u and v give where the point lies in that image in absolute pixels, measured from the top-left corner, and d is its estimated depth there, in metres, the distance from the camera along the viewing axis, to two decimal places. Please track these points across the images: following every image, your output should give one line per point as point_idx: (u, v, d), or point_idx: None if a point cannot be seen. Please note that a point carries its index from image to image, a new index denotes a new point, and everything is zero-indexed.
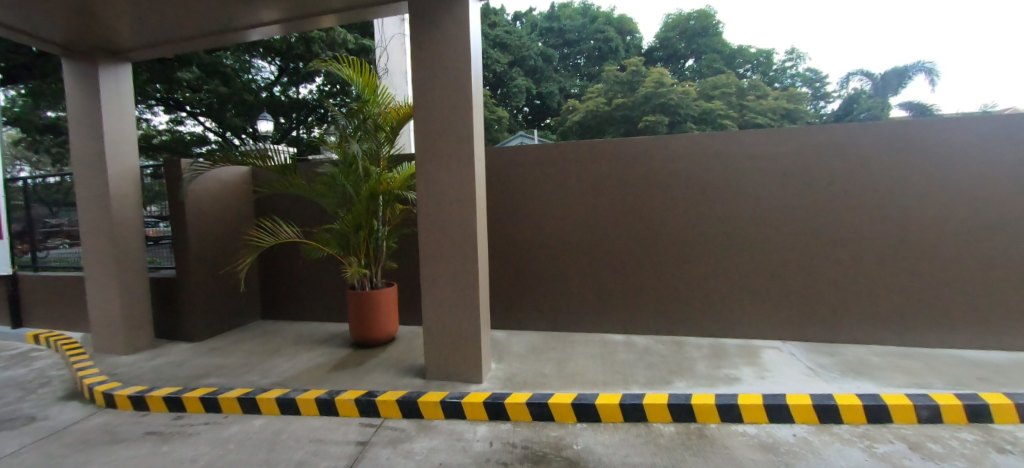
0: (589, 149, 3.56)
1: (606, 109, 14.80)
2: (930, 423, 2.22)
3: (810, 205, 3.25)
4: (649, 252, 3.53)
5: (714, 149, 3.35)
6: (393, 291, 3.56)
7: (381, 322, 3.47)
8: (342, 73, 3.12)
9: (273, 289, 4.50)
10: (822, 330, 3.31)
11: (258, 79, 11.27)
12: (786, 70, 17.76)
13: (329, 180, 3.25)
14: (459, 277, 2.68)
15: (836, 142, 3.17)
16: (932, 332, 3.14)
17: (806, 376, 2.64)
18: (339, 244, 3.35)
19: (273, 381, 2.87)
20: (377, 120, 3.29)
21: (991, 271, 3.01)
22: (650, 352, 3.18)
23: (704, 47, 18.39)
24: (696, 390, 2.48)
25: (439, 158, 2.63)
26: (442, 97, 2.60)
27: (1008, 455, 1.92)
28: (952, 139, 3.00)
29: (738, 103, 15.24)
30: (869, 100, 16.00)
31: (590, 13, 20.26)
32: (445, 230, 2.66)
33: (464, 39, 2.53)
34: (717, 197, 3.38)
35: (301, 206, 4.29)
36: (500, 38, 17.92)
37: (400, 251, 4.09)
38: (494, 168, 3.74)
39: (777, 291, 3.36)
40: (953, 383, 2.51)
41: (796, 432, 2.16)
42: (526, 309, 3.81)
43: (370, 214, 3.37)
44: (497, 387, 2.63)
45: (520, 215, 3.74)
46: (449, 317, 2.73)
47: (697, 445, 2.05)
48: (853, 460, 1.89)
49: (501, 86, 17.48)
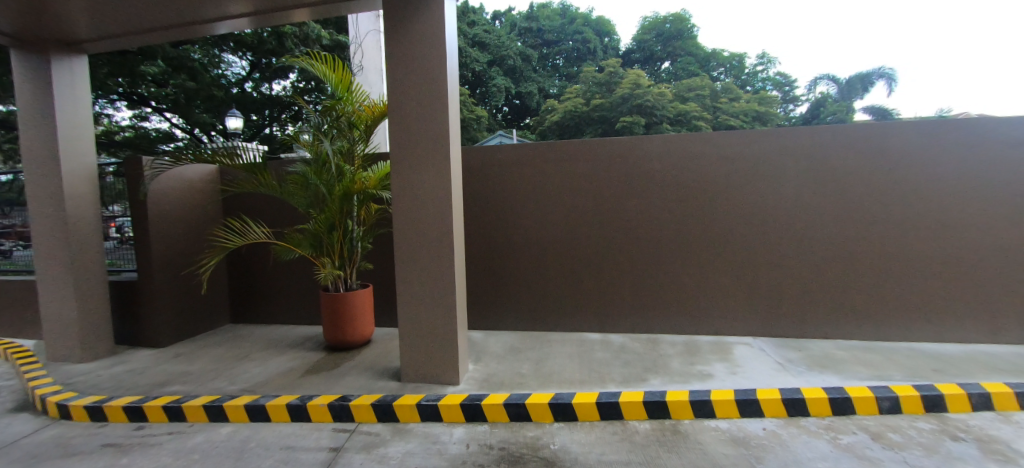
0: (566, 149, 3.57)
1: (583, 109, 14.95)
2: (891, 413, 2.31)
3: (779, 204, 3.35)
4: (625, 251, 3.57)
5: (687, 149, 3.42)
6: (368, 293, 3.47)
7: (355, 324, 3.38)
8: (314, 69, 3.04)
9: (243, 291, 4.34)
10: (790, 325, 3.41)
11: (228, 75, 10.82)
12: (758, 74, 18.30)
13: (300, 179, 3.15)
14: (434, 277, 2.64)
15: (802, 143, 3.28)
16: (893, 326, 3.28)
17: (775, 371, 2.72)
18: (311, 244, 3.26)
19: (242, 388, 2.76)
20: (350, 119, 3.23)
21: (945, 267, 3.17)
22: (626, 350, 3.21)
23: (679, 49, 18.79)
24: (670, 387, 2.51)
25: (415, 156, 2.58)
26: (417, 94, 2.56)
27: (961, 442, 2.02)
28: (909, 142, 3.14)
29: (712, 105, 15.63)
30: (835, 104, 16.69)
31: (569, 14, 20.42)
32: (420, 230, 2.62)
33: (439, 36, 2.49)
34: (690, 197, 3.45)
35: (273, 206, 4.16)
36: (479, 37, 17.85)
37: (376, 252, 4.01)
38: (471, 168, 3.70)
39: (748, 289, 3.45)
40: (911, 374, 2.62)
41: (766, 425, 2.22)
42: (503, 309, 3.80)
43: (344, 214, 3.28)
44: (474, 388, 2.61)
45: (497, 215, 3.72)
46: (426, 318, 2.68)
47: (671, 441, 2.08)
48: (819, 452, 1.95)
49: (480, 86, 17.49)
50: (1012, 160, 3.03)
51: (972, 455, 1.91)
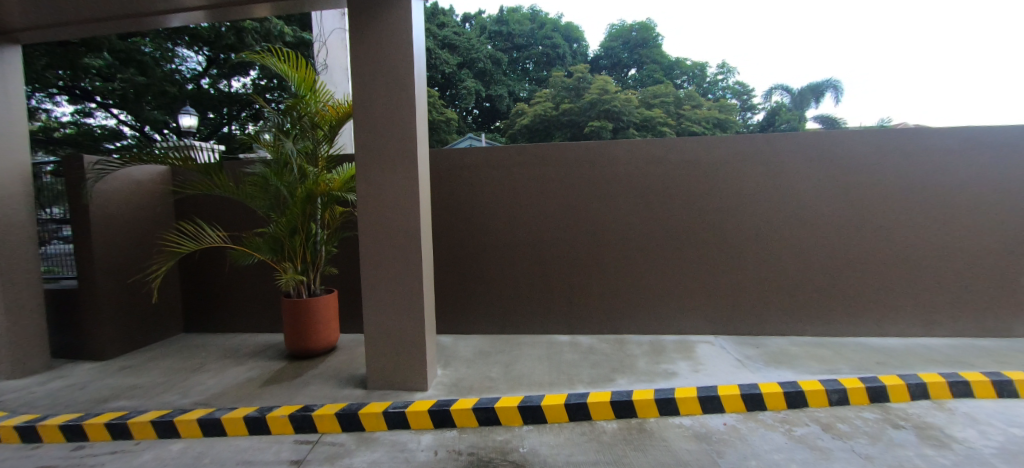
0: (535, 152, 3.59)
1: (553, 113, 15.15)
2: (839, 405, 2.45)
3: (737, 208, 3.49)
4: (593, 254, 3.63)
5: (652, 154, 3.51)
6: (333, 299, 3.36)
7: (319, 331, 3.26)
8: (275, 66, 2.95)
9: (198, 299, 4.11)
10: (748, 323, 3.56)
11: (182, 70, 10.30)
12: (719, 82, 19.14)
13: (259, 181, 3.02)
14: (402, 281, 2.59)
15: (758, 150, 3.44)
16: (841, 322, 3.48)
17: (735, 367, 2.83)
18: (271, 248, 3.12)
19: (195, 401, 2.61)
20: (313, 119, 3.14)
21: (885, 267, 3.41)
22: (595, 351, 3.26)
23: (645, 57, 19.37)
24: (636, 386, 2.57)
25: (381, 159, 2.53)
26: (384, 95, 2.51)
27: (902, 430, 2.16)
28: (854, 150, 3.36)
29: (676, 112, 16.21)
30: (789, 113, 17.69)
31: (538, 19, 20.65)
32: (386, 234, 2.56)
33: (407, 37, 2.46)
34: (655, 200, 3.54)
35: (230, 209, 3.97)
36: (448, 40, 17.77)
37: (341, 256, 3.90)
38: (440, 170, 3.66)
39: (709, 289, 3.57)
40: (858, 368, 2.80)
41: (726, 420, 2.30)
42: (473, 312, 3.77)
43: (307, 217, 3.17)
44: (443, 393, 2.57)
45: (466, 218, 3.70)
46: (392, 324, 2.62)
47: (638, 440, 2.12)
48: (775, 444, 2.05)
49: (450, 88, 17.44)
50: (942, 168, 3.31)
51: (911, 441, 2.05)
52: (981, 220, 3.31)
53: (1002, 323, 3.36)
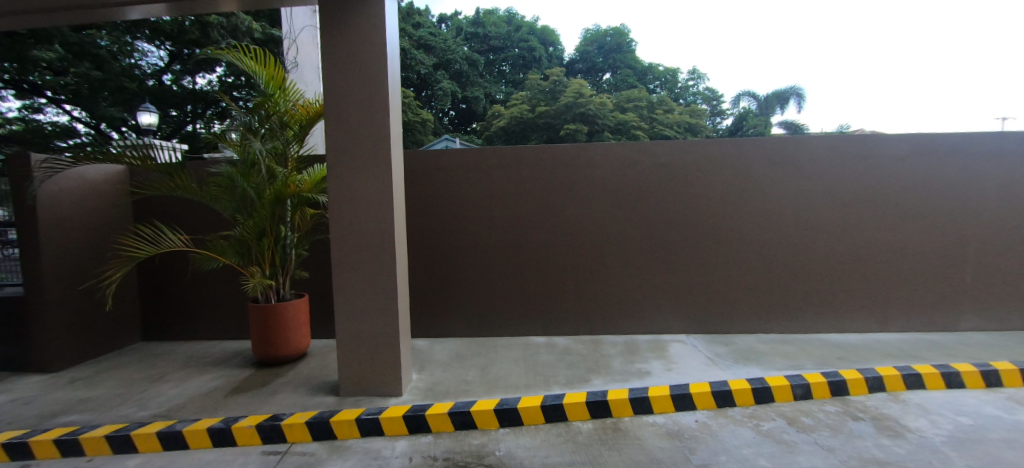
0: (511, 154, 3.59)
1: (529, 116, 15.22)
2: (803, 399, 2.55)
3: (707, 209, 3.59)
4: (568, 255, 3.66)
5: (626, 157, 3.57)
6: (303, 303, 3.27)
7: (289, 337, 3.15)
8: (242, 63, 2.85)
9: (158, 305, 3.92)
10: (718, 322, 3.67)
11: (142, 65, 9.85)
12: (690, 88, 19.71)
13: (224, 182, 2.90)
14: (375, 285, 2.53)
15: (726, 153, 3.55)
16: (804, 319, 3.63)
17: (705, 365, 2.91)
18: (237, 252, 3.00)
19: (154, 413, 2.47)
20: (282, 118, 3.05)
21: (844, 266, 3.58)
22: (571, 352, 3.29)
23: (619, 62, 19.73)
24: (611, 386, 2.60)
25: (354, 160, 2.47)
26: (357, 94, 2.45)
27: (860, 422, 2.27)
28: (815, 154, 3.51)
29: (649, 116, 16.59)
30: (755, 118, 18.41)
31: (514, 22, 20.74)
32: (359, 237, 2.51)
33: (380, 37, 2.42)
34: (629, 202, 3.61)
35: (193, 211, 3.80)
36: (424, 40, 17.62)
37: (312, 259, 3.79)
38: (414, 172, 3.62)
39: (681, 289, 3.66)
40: (820, 363, 2.92)
41: (698, 418, 2.36)
42: (448, 316, 3.73)
43: (276, 219, 3.06)
44: (418, 398, 2.53)
45: (441, 220, 3.66)
46: (365, 328, 2.56)
47: (612, 439, 2.15)
48: (743, 439, 2.11)
49: (425, 88, 17.29)
50: (895, 172, 3.50)
51: (869, 432, 2.15)
52: (929, 221, 3.52)
53: (948, 318, 3.59)
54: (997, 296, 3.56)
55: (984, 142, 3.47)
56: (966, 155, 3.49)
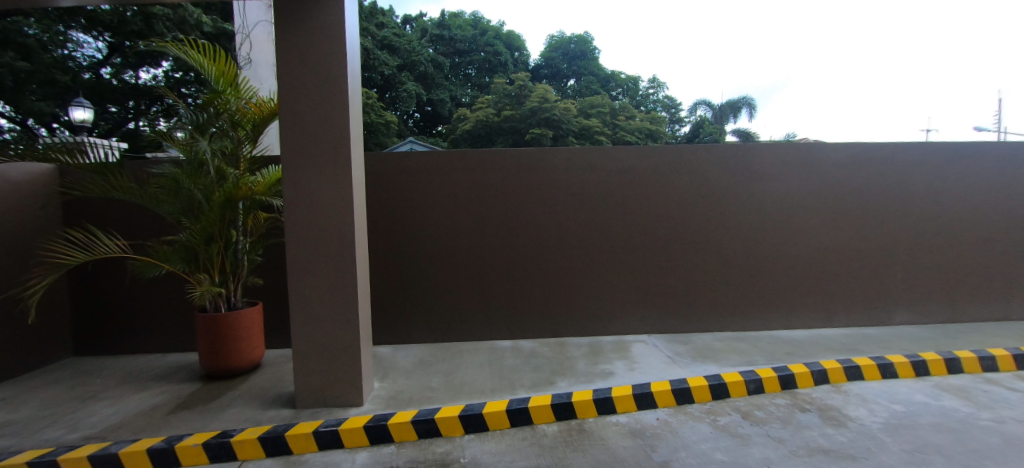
0: (475, 157, 3.58)
1: (494, 119, 15.27)
2: (756, 394, 2.68)
3: (665, 213, 3.72)
4: (533, 258, 3.68)
5: (588, 161, 3.65)
6: (257, 311, 3.10)
7: (240, 348, 2.97)
8: (189, 58, 2.68)
9: (92, 317, 3.60)
10: (678, 322, 3.79)
11: (77, 57, 9.12)
12: (650, 96, 20.39)
13: (169, 183, 2.71)
14: (334, 291, 2.44)
15: (682, 159, 3.69)
16: (756, 318, 3.82)
17: (666, 364, 3.00)
18: (183, 258, 2.79)
19: (86, 435, 2.26)
20: (233, 116, 2.89)
21: (791, 267, 3.80)
22: (536, 355, 3.30)
23: (583, 69, 20.19)
24: (576, 388, 2.62)
25: (311, 161, 2.38)
26: (315, 94, 2.36)
27: (808, 413, 2.41)
28: (763, 161, 3.72)
29: (612, 122, 17.04)
30: (711, 126, 19.32)
31: (480, 26, 20.80)
32: (317, 242, 2.41)
33: (339, 35, 2.35)
34: (593, 206, 3.68)
35: (133, 214, 3.54)
36: (387, 40, 17.35)
37: (267, 265, 3.61)
38: (376, 174, 3.53)
39: (642, 290, 3.76)
40: (771, 358, 3.08)
41: (659, 415, 2.43)
42: (412, 321, 3.65)
43: (226, 223, 2.89)
44: (380, 408, 2.45)
45: (405, 224, 3.59)
46: (324, 337, 2.46)
47: (577, 440, 2.16)
48: (701, 434, 2.18)
49: (389, 90, 17.04)
50: (833, 178, 3.76)
51: (815, 422, 2.28)
52: (864, 224, 3.81)
53: (882, 313, 3.88)
54: (924, 292, 3.89)
55: (909, 151, 3.80)
56: (894, 163, 3.79)
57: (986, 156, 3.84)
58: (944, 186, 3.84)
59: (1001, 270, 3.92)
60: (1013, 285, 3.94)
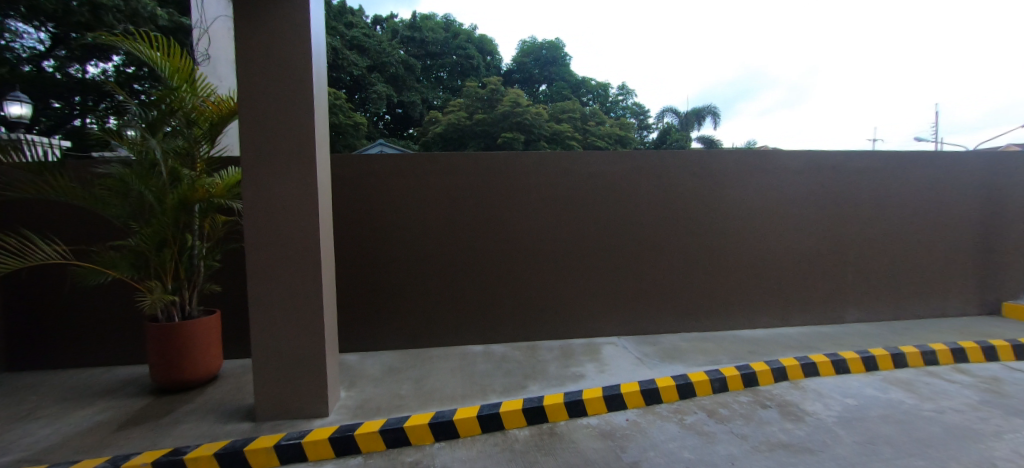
0: (446, 161, 3.54)
1: (466, 123, 15.22)
2: (721, 392, 2.77)
3: (633, 216, 3.80)
4: (505, 262, 3.67)
5: (559, 166, 3.68)
6: (214, 320, 2.94)
7: (196, 360, 2.81)
8: (140, 52, 2.54)
9: (29, 329, 3.32)
10: (646, 324, 3.87)
11: (15, 48, 8.46)
12: (619, 102, 20.90)
13: (117, 185, 2.54)
14: (298, 298, 2.35)
15: (650, 164, 3.79)
16: (720, 318, 3.96)
17: (636, 365, 3.05)
18: (132, 264, 2.63)
19: (18, 458, 2.07)
20: (188, 115, 2.74)
21: (752, 269, 3.97)
22: (507, 359, 3.29)
23: (555, 74, 20.46)
24: (547, 392, 2.62)
25: (274, 163, 2.28)
26: (278, 93, 2.28)
27: (768, 409, 2.50)
28: (727, 167, 3.87)
29: (583, 127, 17.32)
30: (677, 133, 19.99)
31: (452, 29, 20.72)
32: (279, 247, 2.32)
33: (304, 32, 2.28)
34: (564, 210, 3.71)
35: (76, 218, 3.29)
36: (357, 40, 17.02)
37: (226, 271, 3.44)
38: (344, 177, 3.43)
39: (612, 293, 3.82)
40: (734, 357, 3.19)
41: (628, 416, 2.46)
42: (382, 328, 3.57)
43: (180, 227, 2.73)
44: (347, 418, 2.37)
45: (373, 227, 3.51)
46: (287, 345, 2.36)
47: (548, 444, 2.16)
48: (669, 433, 2.23)
49: (359, 91, 16.73)
50: (790, 184, 3.96)
51: (775, 418, 2.38)
52: (819, 227, 4.02)
53: (836, 312, 4.10)
54: (872, 292, 4.15)
55: (857, 159, 4.05)
56: (844, 170, 4.03)
57: (924, 164, 4.14)
58: (888, 192, 4.10)
59: (938, 270, 4.23)
60: (949, 284, 4.26)
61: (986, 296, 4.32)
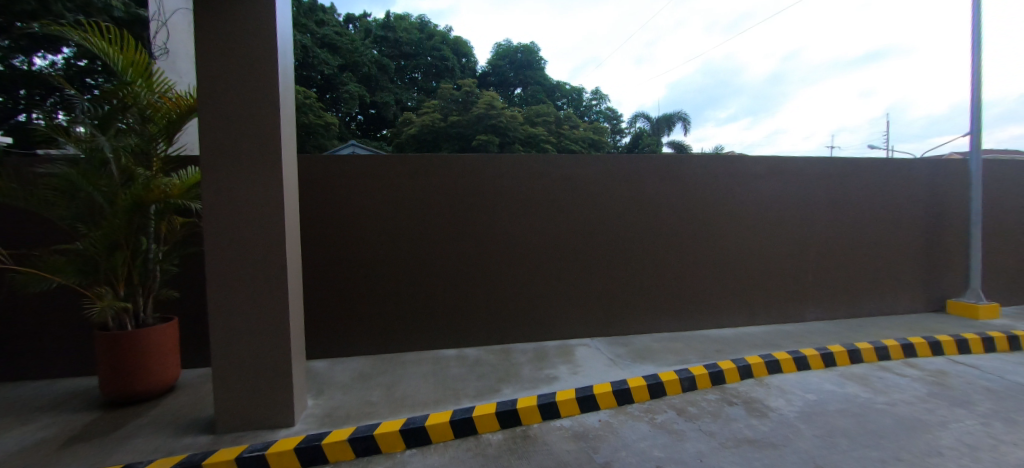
0: (419, 163, 3.50)
1: (440, 125, 15.09)
2: (690, 391, 2.83)
3: (605, 219, 3.86)
4: (479, 265, 3.66)
5: (533, 169, 3.70)
6: (170, 327, 2.80)
7: (150, 369, 2.65)
8: (90, 44, 2.39)
9: None
10: (618, 325, 3.93)
11: None
12: (593, 107, 21.23)
13: (61, 184, 2.37)
14: (262, 303, 2.26)
15: (621, 168, 3.86)
16: (689, 319, 4.06)
17: (608, 366, 3.09)
18: (79, 270, 2.47)
19: None
20: (143, 112, 2.61)
21: (719, 270, 4.10)
22: (481, 362, 3.27)
23: (530, 78, 20.60)
24: (520, 395, 2.61)
25: (236, 163, 2.19)
26: (241, 91, 2.19)
27: (735, 406, 2.58)
28: (694, 172, 3.99)
29: (557, 130, 17.48)
30: (648, 138, 20.48)
31: (427, 29, 20.53)
32: (242, 250, 2.22)
33: (269, 29, 2.20)
34: (537, 213, 3.73)
35: (16, 220, 3.06)
36: (328, 39, 16.67)
37: (185, 276, 3.28)
38: (312, 179, 3.34)
39: (585, 294, 3.86)
40: (703, 356, 3.28)
41: (600, 417, 2.49)
42: (352, 333, 3.48)
43: (134, 230, 2.58)
44: (313, 427, 2.29)
45: (343, 230, 3.42)
46: (249, 353, 2.26)
47: (521, 447, 2.15)
48: (640, 433, 2.26)
49: (331, 91, 16.37)
50: (753, 189, 4.12)
51: (741, 415, 2.45)
52: (781, 230, 4.20)
53: (797, 311, 4.28)
54: (829, 291, 4.35)
55: (815, 165, 4.25)
56: (803, 176, 4.22)
57: (875, 171, 4.39)
58: (844, 196, 4.33)
59: (889, 270, 4.48)
60: (898, 283, 4.52)
61: (931, 294, 4.61)
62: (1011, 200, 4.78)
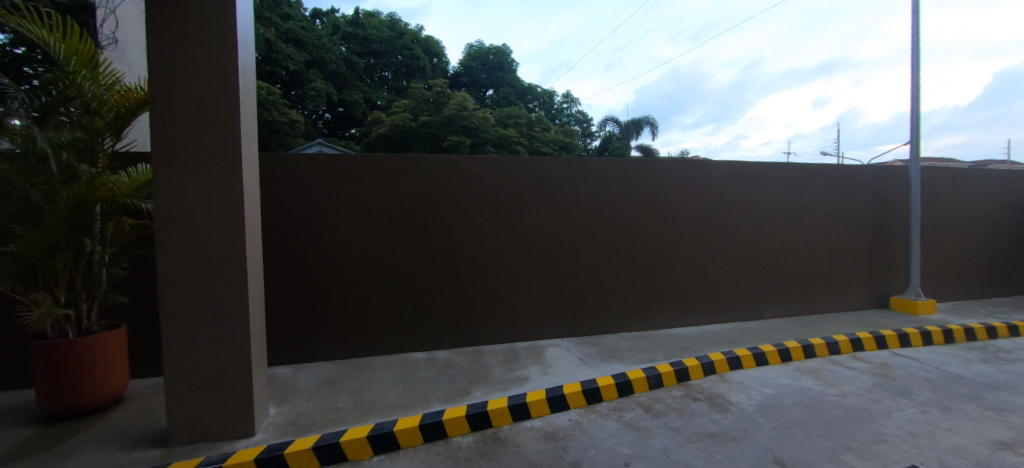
0: (389, 163, 3.44)
1: (411, 125, 14.88)
2: (656, 388, 2.91)
3: (575, 221, 3.92)
4: (450, 267, 3.64)
5: (504, 171, 3.71)
6: (117, 335, 2.62)
7: (94, 381, 2.47)
8: (27, 31, 2.26)
9: None
10: (588, 325, 4.00)
11: None
12: (564, 110, 21.52)
13: None
14: (221, 309, 2.16)
15: (591, 171, 3.93)
16: (656, 318, 4.18)
17: (578, 366, 3.14)
18: (14, 274, 2.29)
19: None
20: (88, 105, 2.45)
21: (685, 271, 4.24)
22: (451, 365, 3.24)
23: (502, 79, 20.64)
24: (490, 396, 2.61)
25: (193, 162, 2.09)
26: (198, 85, 2.09)
27: (699, 402, 2.67)
28: (661, 175, 4.11)
29: (529, 132, 17.59)
30: (617, 141, 20.94)
31: (397, 27, 20.20)
32: (198, 253, 2.11)
33: (228, 22, 2.11)
34: (508, 215, 3.75)
35: None
36: (294, 33, 16.12)
37: (136, 281, 3.09)
38: (276, 179, 3.22)
39: (555, 295, 3.91)
40: (669, 354, 3.38)
41: (570, 417, 2.52)
42: (319, 338, 3.38)
43: (77, 231, 2.41)
44: (275, 436, 2.20)
45: (309, 231, 3.32)
46: (206, 361, 2.15)
47: (491, 450, 2.15)
48: (609, 431, 2.31)
49: (296, 87, 15.83)
50: (716, 192, 4.29)
51: (704, 410, 2.55)
52: (741, 232, 4.39)
53: (756, 310, 4.49)
54: (786, 290, 4.59)
55: (772, 170, 4.46)
56: (761, 180, 4.43)
57: (826, 176, 4.66)
58: (799, 200, 4.57)
59: (839, 269, 4.77)
60: (847, 282, 4.82)
61: (876, 292, 4.94)
62: (944, 204, 5.19)
